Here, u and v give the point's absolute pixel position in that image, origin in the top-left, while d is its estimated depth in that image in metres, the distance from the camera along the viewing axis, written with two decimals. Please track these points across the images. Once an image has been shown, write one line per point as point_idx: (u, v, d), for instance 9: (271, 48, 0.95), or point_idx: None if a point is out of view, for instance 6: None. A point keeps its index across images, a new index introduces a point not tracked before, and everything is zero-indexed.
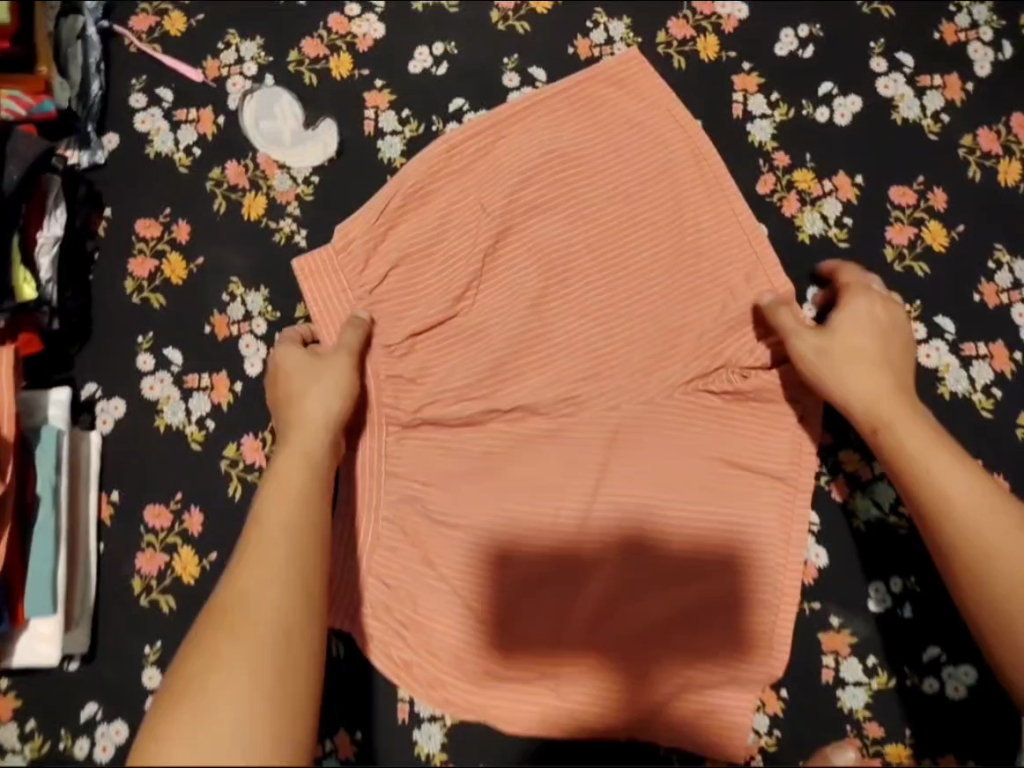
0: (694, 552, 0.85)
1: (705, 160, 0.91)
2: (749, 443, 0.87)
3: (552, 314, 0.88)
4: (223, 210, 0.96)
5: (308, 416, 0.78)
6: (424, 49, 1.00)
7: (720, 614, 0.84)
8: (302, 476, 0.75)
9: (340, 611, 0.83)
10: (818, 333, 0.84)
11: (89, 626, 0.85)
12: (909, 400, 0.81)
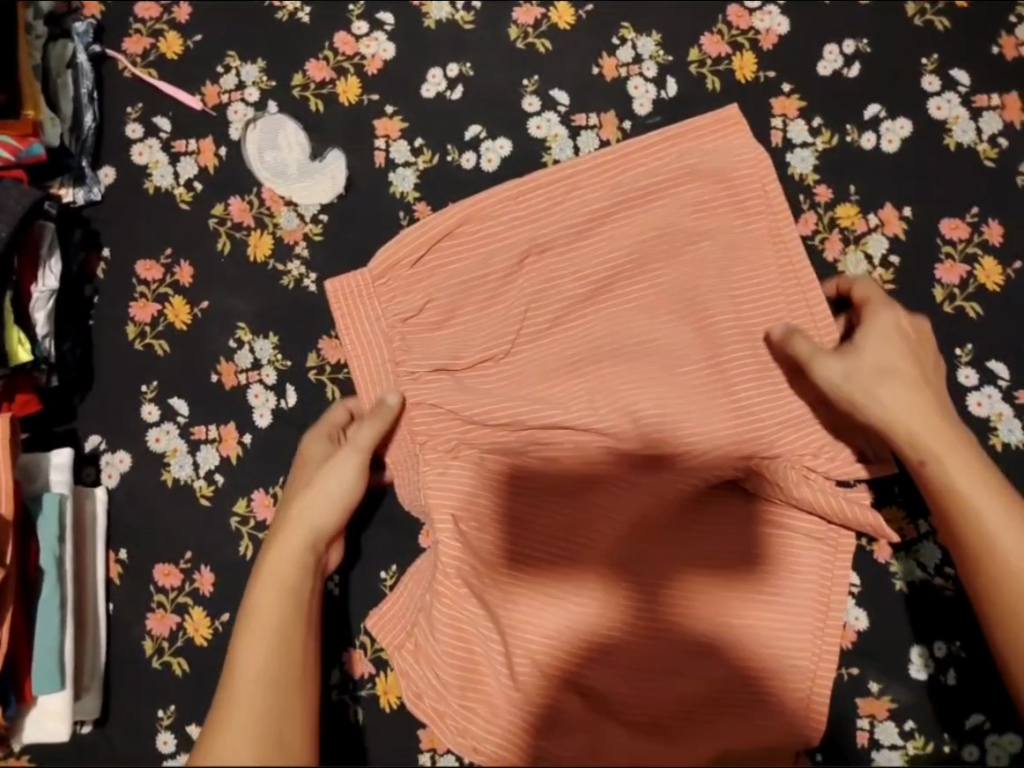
0: (745, 608, 0.82)
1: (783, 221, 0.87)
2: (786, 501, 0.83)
3: (583, 365, 0.86)
4: (228, 249, 0.91)
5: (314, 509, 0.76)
6: (437, 72, 0.93)
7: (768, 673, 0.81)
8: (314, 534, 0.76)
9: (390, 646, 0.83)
10: (845, 358, 0.78)
11: (100, 691, 0.82)
12: (931, 388, 0.78)
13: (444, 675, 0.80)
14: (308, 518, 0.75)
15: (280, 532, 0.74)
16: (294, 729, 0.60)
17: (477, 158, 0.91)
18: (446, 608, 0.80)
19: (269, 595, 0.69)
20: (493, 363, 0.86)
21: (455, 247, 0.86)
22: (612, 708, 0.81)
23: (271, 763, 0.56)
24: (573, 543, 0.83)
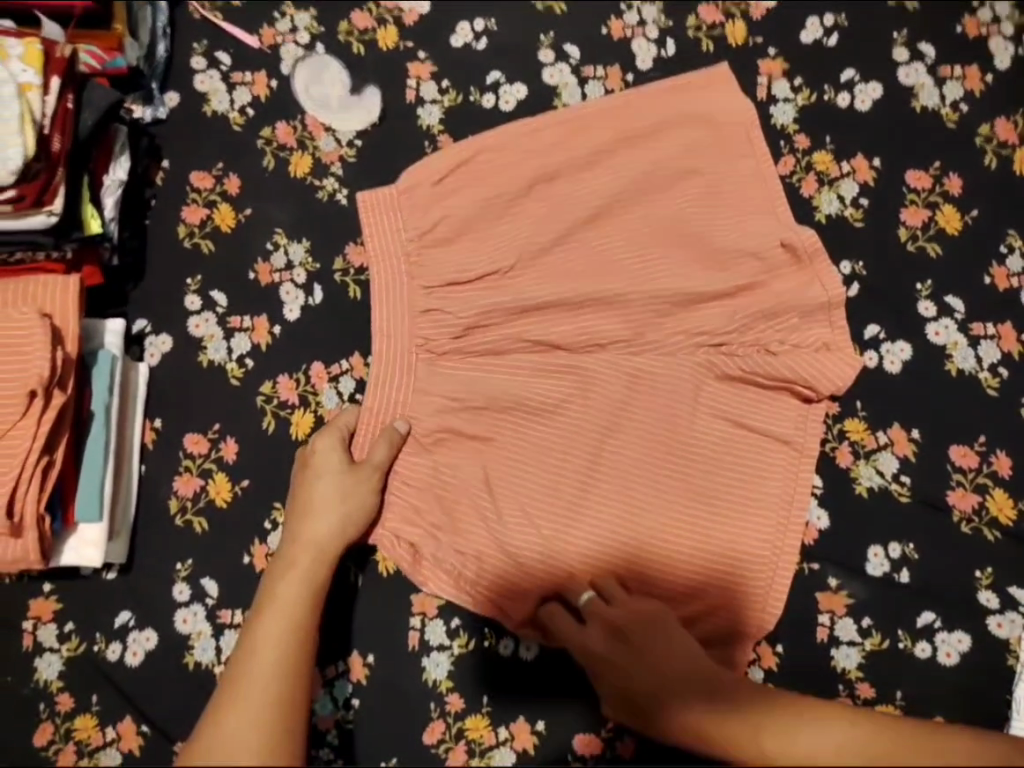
0: (712, 502, 0.90)
1: (766, 164, 0.98)
2: (755, 405, 0.93)
3: (581, 276, 0.95)
4: (272, 167, 1.03)
5: (324, 519, 0.86)
6: (466, 26, 1.06)
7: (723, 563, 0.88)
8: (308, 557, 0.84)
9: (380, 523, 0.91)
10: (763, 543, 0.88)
11: (127, 540, 0.91)
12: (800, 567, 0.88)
13: (438, 527, 0.90)
14: (321, 526, 0.85)
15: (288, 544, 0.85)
16: (290, 710, 0.72)
17: (496, 99, 1.04)
18: (447, 472, 0.91)
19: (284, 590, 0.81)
20: (482, 280, 0.94)
21: (472, 172, 0.97)
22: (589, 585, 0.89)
23: (288, 695, 0.73)
24: (559, 430, 0.92)
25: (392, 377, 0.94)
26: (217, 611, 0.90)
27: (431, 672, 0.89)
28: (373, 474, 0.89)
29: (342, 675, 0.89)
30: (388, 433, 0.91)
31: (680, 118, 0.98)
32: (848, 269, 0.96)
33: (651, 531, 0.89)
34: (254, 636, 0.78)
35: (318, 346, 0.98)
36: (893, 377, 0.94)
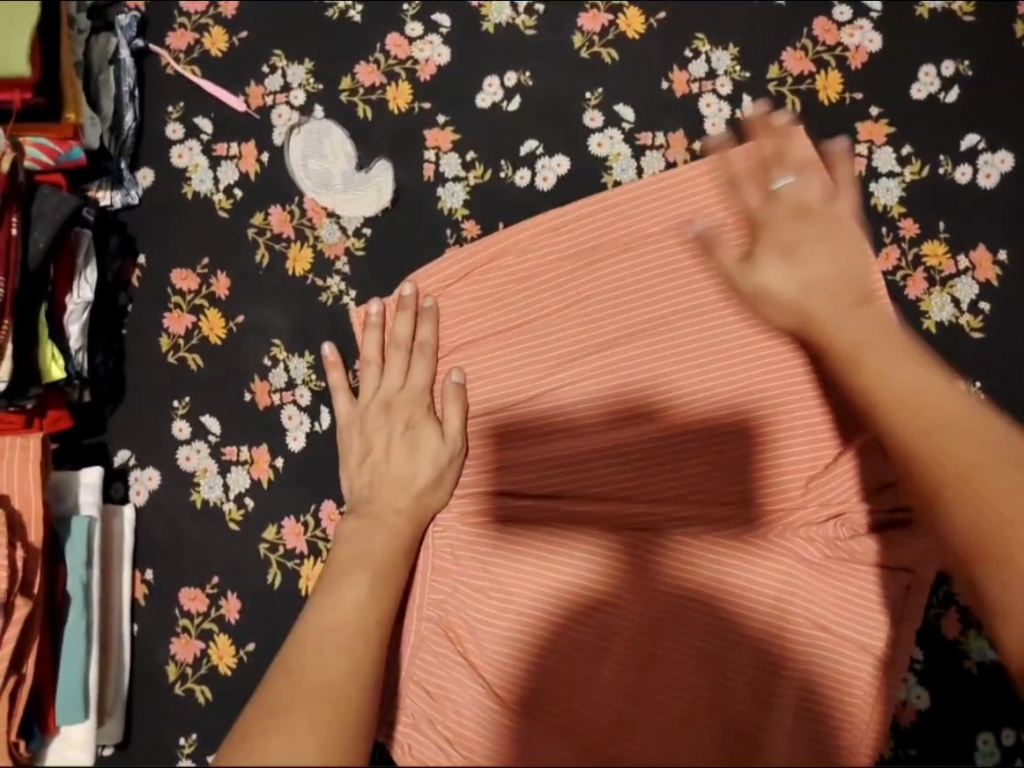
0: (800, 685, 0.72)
1: None
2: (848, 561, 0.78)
3: (633, 410, 0.79)
4: (266, 262, 0.87)
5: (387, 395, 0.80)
6: (495, 80, 0.87)
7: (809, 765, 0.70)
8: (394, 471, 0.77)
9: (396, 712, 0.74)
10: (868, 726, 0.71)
11: (122, 717, 0.80)
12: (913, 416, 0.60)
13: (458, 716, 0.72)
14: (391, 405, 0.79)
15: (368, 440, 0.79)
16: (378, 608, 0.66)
17: (532, 176, 0.85)
18: (478, 652, 0.75)
19: (335, 616, 0.65)
20: (510, 413, 0.80)
21: (492, 284, 0.81)
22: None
23: (343, 706, 0.56)
24: (609, 598, 0.75)
25: None
26: None
27: None
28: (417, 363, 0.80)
29: None
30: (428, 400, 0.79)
31: None
32: None
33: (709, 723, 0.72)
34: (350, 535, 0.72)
35: (327, 482, 0.84)
36: None
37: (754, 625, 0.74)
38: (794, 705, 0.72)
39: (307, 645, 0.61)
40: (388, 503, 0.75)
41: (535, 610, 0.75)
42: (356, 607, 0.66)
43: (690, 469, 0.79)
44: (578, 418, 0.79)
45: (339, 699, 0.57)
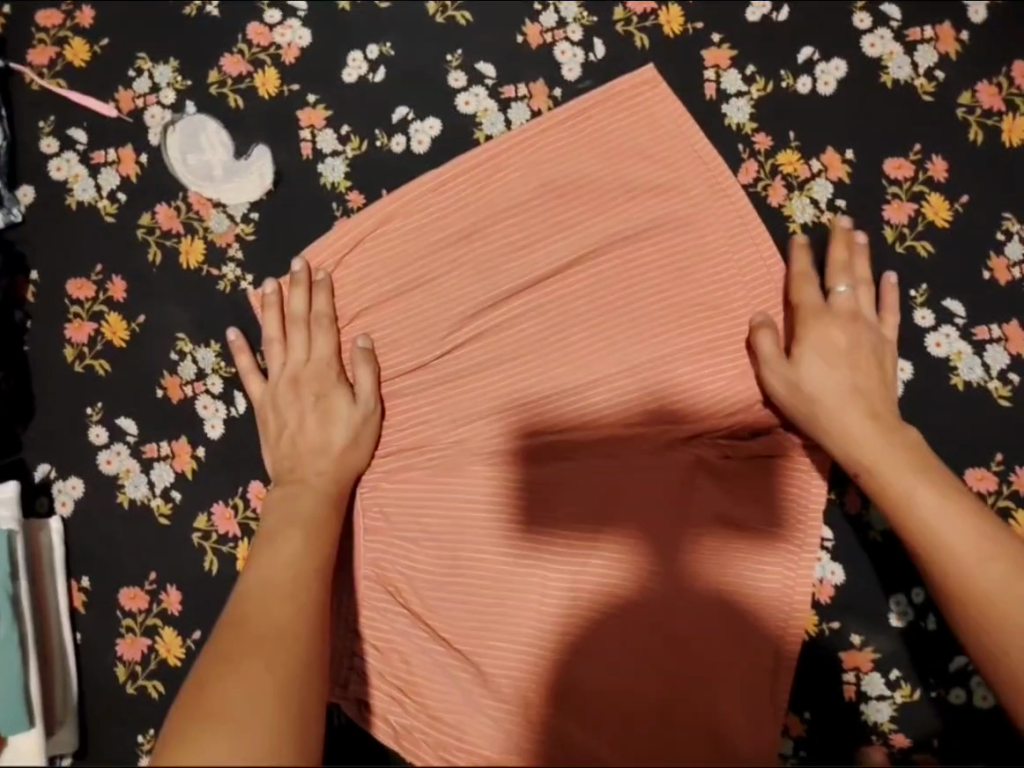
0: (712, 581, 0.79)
1: (725, 181, 0.85)
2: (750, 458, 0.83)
3: (534, 353, 0.83)
4: (159, 261, 0.88)
5: (295, 366, 0.82)
6: (358, 55, 0.90)
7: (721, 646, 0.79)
8: (313, 439, 0.80)
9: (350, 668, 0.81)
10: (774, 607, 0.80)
11: (76, 724, 0.80)
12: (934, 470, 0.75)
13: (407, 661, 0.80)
14: (299, 376, 0.82)
15: (284, 412, 0.81)
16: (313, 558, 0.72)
17: (407, 141, 0.88)
18: (417, 602, 0.81)
19: (268, 579, 0.69)
20: (417, 372, 0.84)
21: (385, 252, 0.85)
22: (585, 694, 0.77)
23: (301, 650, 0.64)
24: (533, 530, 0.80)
25: None
26: None
27: None
28: (323, 333, 0.83)
29: None
30: (336, 366, 0.83)
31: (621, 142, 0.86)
32: (831, 284, 0.85)
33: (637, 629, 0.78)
34: (284, 502, 0.77)
35: (250, 464, 0.85)
36: (895, 403, 0.83)
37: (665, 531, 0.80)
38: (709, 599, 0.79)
39: (252, 597, 0.67)
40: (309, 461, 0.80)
41: (465, 549, 0.81)
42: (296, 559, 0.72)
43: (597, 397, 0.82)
44: (482, 366, 0.84)
45: (289, 642, 0.63)
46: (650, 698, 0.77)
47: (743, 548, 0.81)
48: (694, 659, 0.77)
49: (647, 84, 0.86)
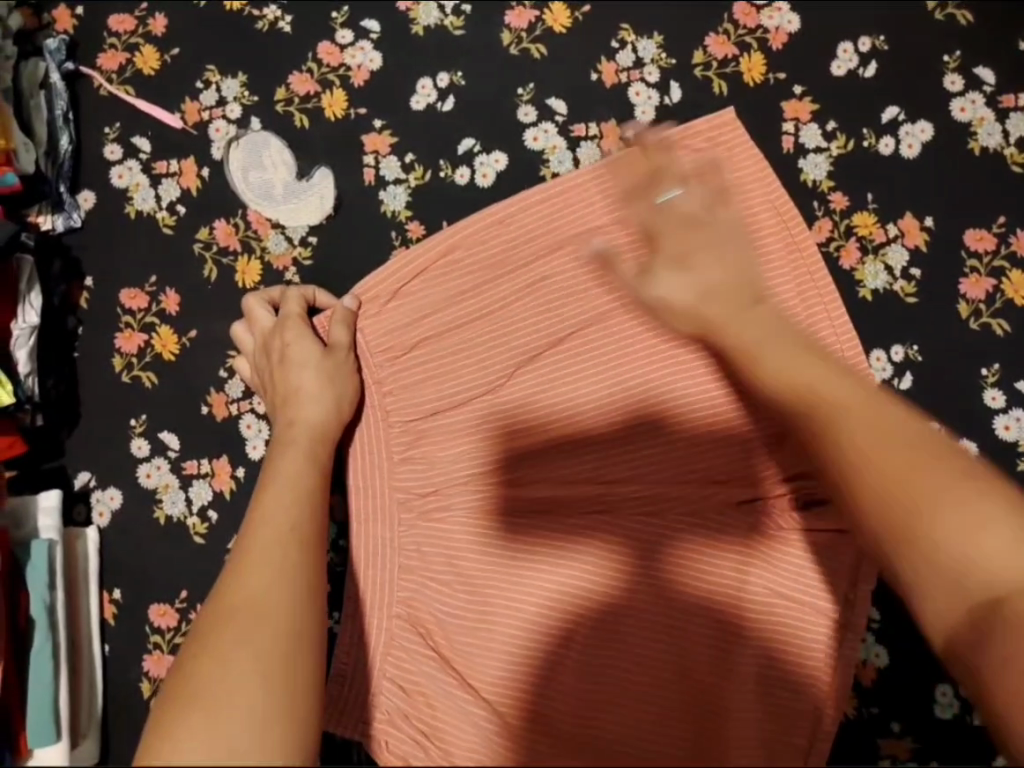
0: (755, 652, 0.78)
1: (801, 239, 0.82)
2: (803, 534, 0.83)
3: (586, 401, 0.84)
4: (214, 277, 0.88)
5: (299, 346, 0.79)
6: (428, 81, 0.88)
7: (761, 724, 0.76)
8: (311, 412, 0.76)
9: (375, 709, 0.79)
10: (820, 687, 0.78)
11: (98, 737, 0.80)
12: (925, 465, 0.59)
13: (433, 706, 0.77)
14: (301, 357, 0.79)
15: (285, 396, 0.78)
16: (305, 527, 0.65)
17: (471, 173, 0.87)
18: (449, 646, 0.79)
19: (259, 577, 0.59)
20: (465, 409, 0.84)
21: (444, 282, 0.84)
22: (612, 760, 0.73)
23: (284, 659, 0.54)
24: (573, 587, 0.79)
25: (369, 531, 0.82)
26: None
27: None
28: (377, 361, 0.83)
29: None
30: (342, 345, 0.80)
31: (694, 190, 0.84)
32: (899, 354, 0.82)
33: (669, 692, 0.77)
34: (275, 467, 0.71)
35: None
36: None
37: (706, 598, 0.80)
38: (748, 671, 0.77)
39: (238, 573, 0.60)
40: (303, 435, 0.74)
41: (502, 598, 0.79)
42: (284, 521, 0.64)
43: (642, 451, 0.84)
44: (531, 410, 0.84)
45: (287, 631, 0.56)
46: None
47: (788, 617, 0.79)
48: (729, 732, 0.75)
49: (727, 127, 0.83)
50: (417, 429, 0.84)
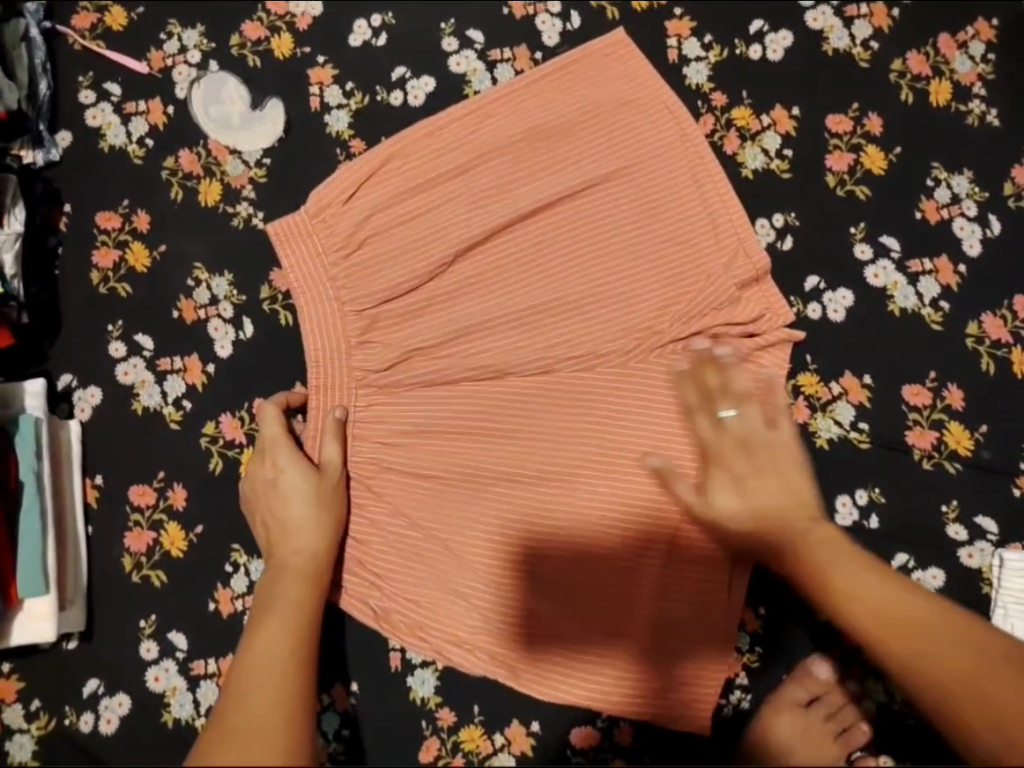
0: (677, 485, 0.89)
1: (689, 130, 0.96)
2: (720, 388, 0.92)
3: (523, 279, 0.94)
4: (181, 198, 0.98)
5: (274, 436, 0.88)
6: (363, 23, 1.02)
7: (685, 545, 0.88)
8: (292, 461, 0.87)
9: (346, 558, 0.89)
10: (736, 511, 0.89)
11: (83, 605, 0.87)
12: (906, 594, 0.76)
13: (387, 549, 0.89)
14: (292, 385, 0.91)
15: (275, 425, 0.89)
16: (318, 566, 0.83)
17: (404, 96, 1.00)
18: (405, 498, 0.90)
19: (265, 648, 0.74)
20: (412, 294, 0.94)
21: (385, 186, 0.96)
22: (547, 581, 0.88)
23: (288, 710, 0.68)
24: (512, 443, 0.91)
25: (331, 405, 0.92)
26: (188, 665, 0.87)
27: (417, 690, 0.89)
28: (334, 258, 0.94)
29: (330, 707, 0.88)
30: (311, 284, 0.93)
31: (597, 97, 0.97)
32: (780, 221, 0.96)
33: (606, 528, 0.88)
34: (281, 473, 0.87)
35: (255, 381, 0.94)
36: (839, 326, 0.94)
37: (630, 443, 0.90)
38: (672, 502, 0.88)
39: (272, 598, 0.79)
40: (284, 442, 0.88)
41: (453, 454, 0.91)
42: (308, 557, 0.83)
43: (578, 319, 0.93)
44: (472, 290, 0.94)
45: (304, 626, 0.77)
46: (617, 587, 0.88)
47: None
48: (659, 555, 0.88)
49: (619, 44, 0.98)
50: (371, 315, 0.93)
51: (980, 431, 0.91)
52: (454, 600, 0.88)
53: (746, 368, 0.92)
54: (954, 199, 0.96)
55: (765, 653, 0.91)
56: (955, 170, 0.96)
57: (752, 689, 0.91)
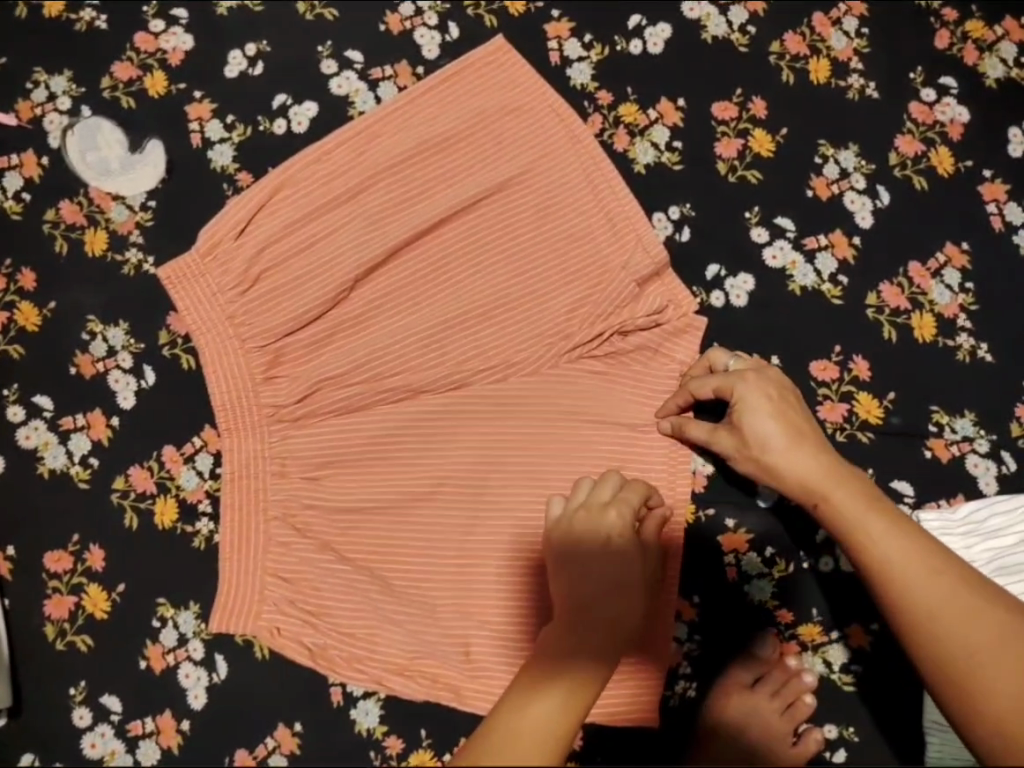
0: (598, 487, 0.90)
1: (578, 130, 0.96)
2: (630, 385, 0.93)
3: (425, 295, 0.93)
4: (66, 250, 0.95)
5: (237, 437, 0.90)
6: (237, 53, 0.99)
7: None
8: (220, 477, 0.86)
9: (275, 599, 0.88)
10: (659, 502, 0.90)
11: (8, 681, 0.86)
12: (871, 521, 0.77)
13: (320, 583, 0.89)
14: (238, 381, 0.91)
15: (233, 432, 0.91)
16: None
17: (287, 123, 0.98)
18: (328, 532, 0.90)
19: None
20: (315, 323, 0.93)
21: (277, 216, 0.94)
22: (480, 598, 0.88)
23: None
24: (431, 464, 0.90)
25: (245, 445, 0.91)
26: (124, 726, 0.86)
27: (362, 721, 0.87)
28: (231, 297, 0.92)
29: (274, 751, 0.86)
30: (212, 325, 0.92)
31: (482, 104, 0.96)
32: (676, 213, 0.96)
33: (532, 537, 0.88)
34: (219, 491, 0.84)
35: (163, 430, 0.92)
36: (743, 311, 0.95)
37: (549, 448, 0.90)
38: None
39: None
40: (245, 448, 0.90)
41: (374, 482, 0.90)
42: None
43: (484, 331, 0.93)
44: (376, 313, 0.93)
45: None
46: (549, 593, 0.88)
47: (621, 444, 0.91)
48: None
49: (500, 51, 0.98)
50: (274, 349, 0.92)
51: (888, 398, 0.93)
52: (389, 626, 0.88)
53: (654, 363, 0.94)
54: (843, 174, 0.97)
55: (703, 640, 0.92)
56: (841, 145, 0.98)
57: (695, 677, 0.92)
